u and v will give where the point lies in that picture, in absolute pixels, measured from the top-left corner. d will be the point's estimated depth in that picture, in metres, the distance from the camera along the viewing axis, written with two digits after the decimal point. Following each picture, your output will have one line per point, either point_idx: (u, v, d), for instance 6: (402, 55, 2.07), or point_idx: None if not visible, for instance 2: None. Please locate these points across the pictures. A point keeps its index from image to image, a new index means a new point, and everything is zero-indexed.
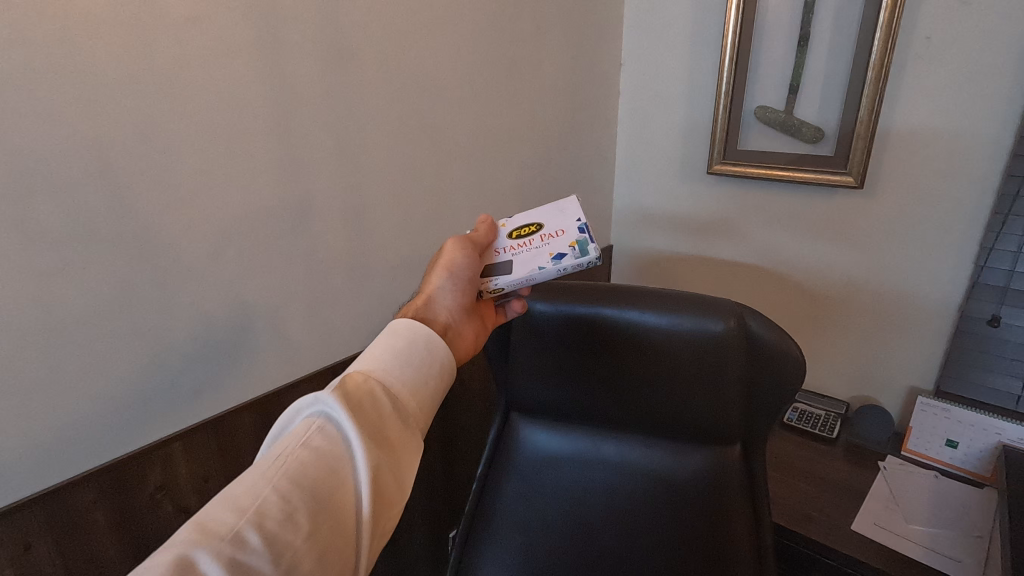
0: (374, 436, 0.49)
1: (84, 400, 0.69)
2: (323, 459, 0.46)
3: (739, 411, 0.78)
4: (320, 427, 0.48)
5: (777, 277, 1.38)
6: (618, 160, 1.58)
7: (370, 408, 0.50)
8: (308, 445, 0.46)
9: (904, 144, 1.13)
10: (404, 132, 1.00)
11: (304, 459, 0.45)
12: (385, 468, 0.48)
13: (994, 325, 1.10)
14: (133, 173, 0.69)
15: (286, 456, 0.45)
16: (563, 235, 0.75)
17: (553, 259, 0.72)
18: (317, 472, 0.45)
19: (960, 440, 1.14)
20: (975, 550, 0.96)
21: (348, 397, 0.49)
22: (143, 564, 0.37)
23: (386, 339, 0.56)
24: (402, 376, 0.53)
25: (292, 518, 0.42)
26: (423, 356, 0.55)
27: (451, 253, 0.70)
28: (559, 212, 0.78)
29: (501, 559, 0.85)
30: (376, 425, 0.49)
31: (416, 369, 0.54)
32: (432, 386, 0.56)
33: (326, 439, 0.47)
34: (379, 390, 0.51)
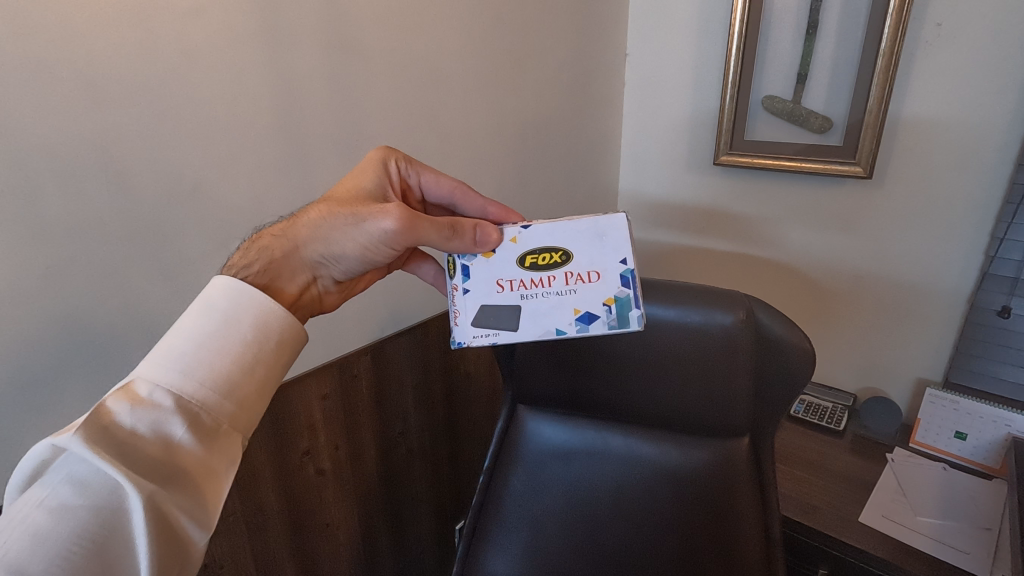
0: (149, 469, 0.46)
1: (93, 393, 0.70)
2: (79, 508, 0.43)
3: (748, 403, 0.78)
4: (71, 474, 0.44)
5: (784, 270, 1.37)
6: (623, 153, 1.57)
7: (141, 437, 0.46)
8: (48, 503, 0.42)
9: (914, 133, 1.12)
10: (409, 126, 1.00)
11: (53, 514, 0.42)
12: (168, 494, 0.46)
13: (1005, 316, 1.09)
14: (141, 168, 0.69)
15: (18, 520, 0.41)
16: (599, 282, 0.66)
17: (577, 319, 0.66)
18: (68, 525, 0.42)
19: (969, 432, 1.13)
20: (984, 543, 0.96)
21: (112, 429, 0.45)
22: None
23: (168, 343, 0.50)
24: (197, 382, 0.49)
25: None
26: (235, 353, 0.52)
27: (368, 224, 0.63)
28: (598, 238, 0.66)
29: (509, 554, 0.85)
30: (153, 454, 0.46)
31: (221, 370, 0.51)
32: (249, 383, 0.52)
33: (82, 487, 0.44)
34: (158, 410, 0.47)
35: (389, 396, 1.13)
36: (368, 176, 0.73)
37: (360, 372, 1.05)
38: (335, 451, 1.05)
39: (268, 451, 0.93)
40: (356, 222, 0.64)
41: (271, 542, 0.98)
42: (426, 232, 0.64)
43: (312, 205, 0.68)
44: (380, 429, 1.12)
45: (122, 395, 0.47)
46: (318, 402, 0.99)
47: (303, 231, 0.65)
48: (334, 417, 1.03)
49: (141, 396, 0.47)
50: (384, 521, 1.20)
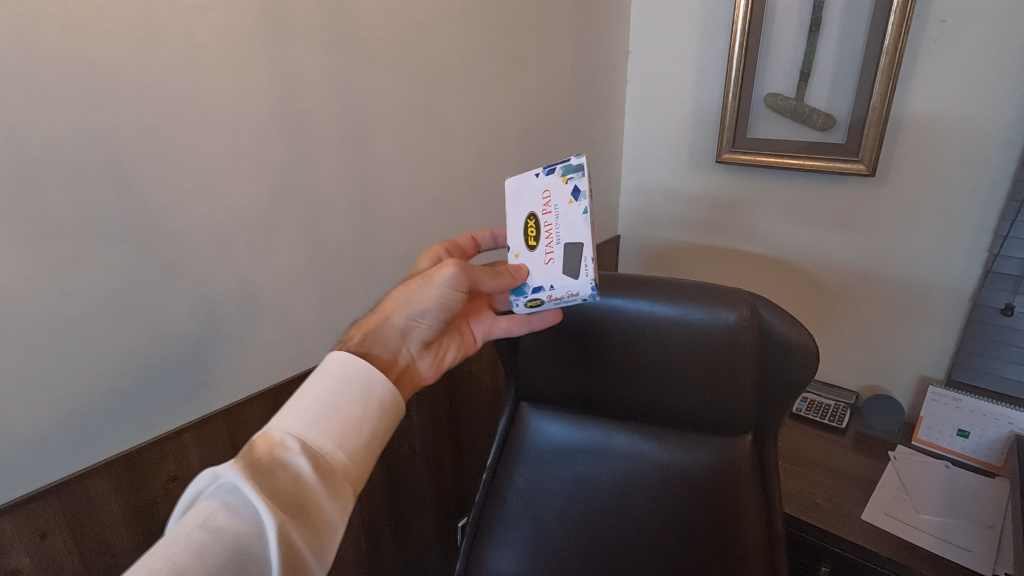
0: (286, 503, 0.47)
1: (96, 390, 0.70)
2: (226, 537, 0.44)
3: (751, 402, 0.78)
4: (223, 503, 0.46)
5: (787, 267, 1.37)
6: (625, 151, 1.57)
7: (281, 474, 0.48)
8: (207, 525, 0.45)
9: (917, 131, 1.11)
10: (410, 124, 1.00)
11: (203, 541, 0.44)
12: (300, 532, 0.47)
13: (1008, 315, 1.09)
14: (145, 165, 0.69)
15: (179, 538, 0.43)
16: (551, 190, 0.66)
17: (576, 199, 0.64)
18: (215, 555, 0.43)
19: (971, 430, 1.13)
20: (987, 540, 0.96)
21: (253, 465, 0.47)
22: None
23: (307, 390, 0.54)
24: (320, 429, 0.51)
25: None
26: (351, 405, 0.54)
27: (433, 280, 0.66)
28: (518, 193, 0.70)
29: (513, 551, 0.85)
30: (289, 491, 0.48)
31: (342, 420, 0.52)
32: (369, 433, 0.54)
33: (232, 515, 0.46)
34: (290, 453, 0.49)
35: None
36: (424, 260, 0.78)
37: None
38: None
39: None
40: (423, 283, 0.67)
41: None
42: (483, 274, 0.66)
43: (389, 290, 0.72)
44: None
45: (266, 436, 0.50)
46: None
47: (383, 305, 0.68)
48: None
49: (276, 441, 0.50)
50: (386, 519, 1.21)
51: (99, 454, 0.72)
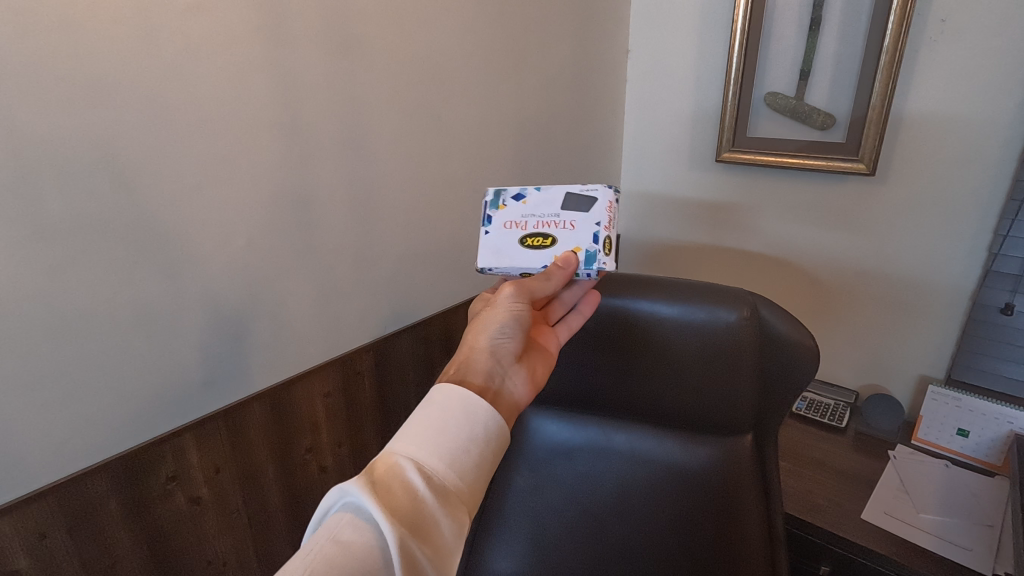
0: (405, 523, 0.43)
1: (94, 390, 0.70)
2: (352, 555, 0.42)
3: (752, 401, 0.77)
4: (349, 521, 0.44)
5: (787, 267, 1.37)
6: (625, 150, 1.57)
7: (402, 492, 0.45)
8: (336, 541, 0.43)
9: (917, 130, 1.11)
10: (410, 124, 1.00)
11: (331, 557, 0.42)
12: (421, 554, 0.43)
13: (1007, 314, 1.09)
14: (144, 164, 0.69)
15: (309, 556, 0.41)
16: (509, 213, 0.77)
17: (525, 195, 0.78)
18: (343, 573, 0.41)
19: (971, 429, 1.13)
20: (987, 540, 0.96)
21: (373, 482, 0.45)
22: None
23: (423, 407, 0.51)
24: (435, 448, 0.48)
25: None
26: (461, 423, 0.49)
27: (500, 299, 0.64)
28: (496, 250, 0.74)
29: (513, 550, 0.86)
30: (408, 510, 0.44)
31: (455, 440, 0.48)
32: (483, 452, 0.49)
33: (357, 532, 0.43)
34: (409, 470, 0.46)
35: (391, 393, 1.13)
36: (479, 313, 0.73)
37: (363, 369, 1.05)
38: (338, 448, 1.05)
39: (270, 449, 0.93)
40: (492, 308, 0.64)
41: (274, 539, 0.99)
42: (541, 281, 0.66)
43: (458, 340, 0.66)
44: (382, 426, 1.13)
45: (387, 454, 0.48)
46: (321, 399, 0.99)
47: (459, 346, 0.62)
48: (337, 414, 1.03)
49: (394, 458, 0.47)
50: None
51: (97, 455, 0.72)
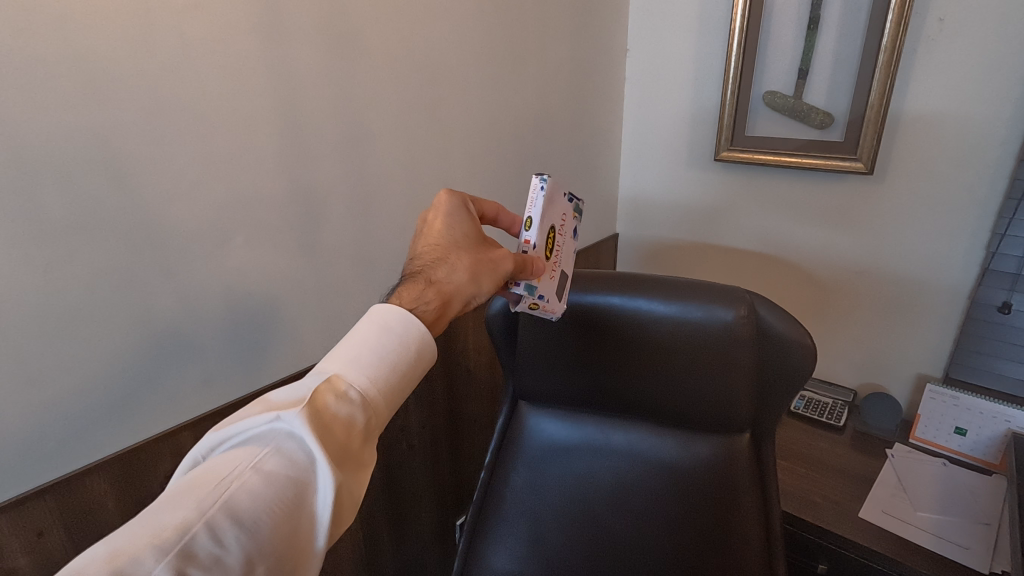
0: (338, 456, 0.48)
1: (93, 389, 0.70)
2: (276, 483, 0.45)
3: (749, 399, 0.77)
4: (277, 449, 0.47)
5: (785, 266, 1.38)
6: (623, 150, 1.57)
7: (338, 426, 0.48)
8: (260, 469, 0.45)
9: (915, 129, 1.11)
10: (408, 123, 1.00)
11: (256, 484, 0.45)
12: (345, 483, 0.48)
13: (1005, 312, 1.09)
14: (143, 163, 0.69)
15: (233, 480, 0.44)
16: (568, 219, 0.74)
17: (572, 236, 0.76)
18: (269, 499, 0.44)
19: (969, 428, 1.14)
20: (984, 538, 0.96)
21: (315, 414, 0.47)
22: None
23: (371, 341, 0.52)
24: (379, 385, 0.51)
25: (222, 542, 0.41)
26: (404, 366, 0.53)
27: (505, 264, 0.63)
28: (553, 200, 0.68)
29: (510, 547, 0.86)
30: (341, 444, 0.48)
31: (393, 379, 0.52)
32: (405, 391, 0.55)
33: (285, 460, 0.47)
34: (352, 406, 0.49)
35: None
36: (459, 221, 0.69)
37: None
38: None
39: None
40: (492, 269, 0.63)
41: None
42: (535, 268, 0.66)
43: (441, 261, 0.64)
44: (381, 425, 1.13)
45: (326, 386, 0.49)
46: None
47: (449, 281, 0.62)
48: None
49: (338, 389, 0.49)
50: (385, 519, 1.20)
51: (96, 453, 0.72)
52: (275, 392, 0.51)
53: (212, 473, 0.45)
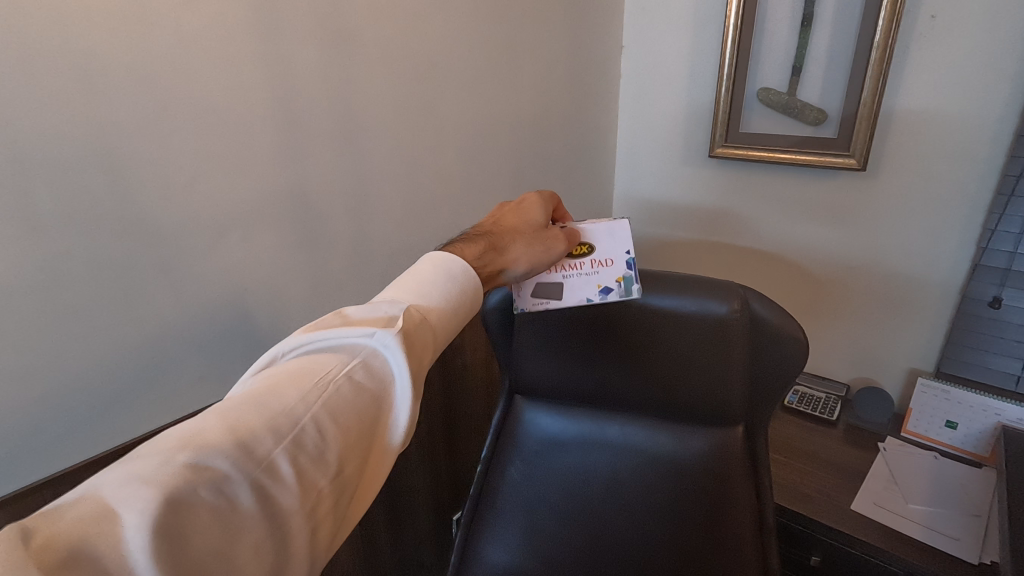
0: (416, 376, 0.50)
1: (89, 384, 0.70)
2: (364, 395, 0.46)
3: (742, 391, 0.78)
4: (365, 361, 0.48)
5: (779, 262, 1.39)
6: (618, 147, 1.57)
7: (419, 347, 0.51)
8: (352, 378, 0.46)
9: (907, 126, 1.12)
10: (404, 120, 1.00)
11: (348, 391, 0.45)
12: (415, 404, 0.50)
13: (995, 307, 1.11)
14: (137, 160, 0.69)
15: (329, 384, 0.45)
16: (613, 265, 0.70)
17: (601, 291, 0.70)
18: (358, 406, 0.45)
19: (959, 421, 1.15)
20: (973, 529, 0.98)
21: (405, 334, 0.50)
22: (182, 471, 0.35)
23: (444, 282, 0.57)
24: (443, 317, 0.55)
25: (323, 448, 0.42)
26: (460, 301, 0.58)
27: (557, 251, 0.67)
28: (609, 233, 0.71)
29: (507, 539, 0.86)
30: (419, 364, 0.51)
31: (454, 311, 0.57)
32: (460, 320, 0.59)
33: (370, 371, 0.48)
34: (428, 332, 0.52)
35: None
36: (530, 209, 0.72)
37: None
38: None
39: None
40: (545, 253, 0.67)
41: None
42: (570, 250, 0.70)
43: (507, 235, 0.68)
44: None
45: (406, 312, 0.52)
46: None
47: (503, 258, 0.66)
48: None
49: (417, 316, 0.52)
50: (383, 514, 1.21)
51: (92, 449, 0.73)
52: (351, 307, 0.52)
53: (308, 371, 0.45)
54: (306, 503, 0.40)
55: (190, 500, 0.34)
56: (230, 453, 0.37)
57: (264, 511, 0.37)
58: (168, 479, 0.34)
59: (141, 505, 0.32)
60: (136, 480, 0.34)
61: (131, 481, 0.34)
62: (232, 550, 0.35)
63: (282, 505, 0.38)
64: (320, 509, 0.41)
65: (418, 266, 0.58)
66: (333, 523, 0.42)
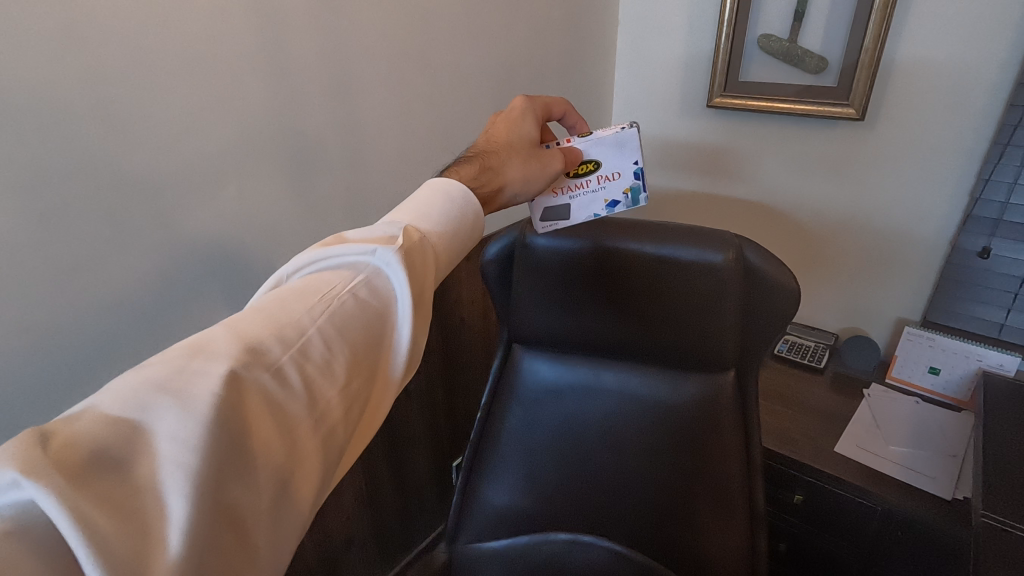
0: (419, 296, 0.48)
1: (95, 338, 0.72)
2: (368, 310, 0.45)
3: (735, 339, 0.80)
4: (367, 278, 0.46)
5: (773, 213, 1.39)
6: (616, 96, 1.54)
7: (421, 265, 0.49)
8: (355, 294, 0.45)
9: (909, 75, 1.11)
10: (398, 69, 0.98)
11: (351, 306, 0.44)
12: (421, 326, 0.48)
13: (984, 257, 1.13)
14: (128, 111, 0.68)
15: (334, 298, 0.44)
16: (619, 178, 0.73)
17: (608, 207, 0.74)
18: (361, 322, 0.44)
19: (943, 367, 1.19)
20: (949, 468, 1.03)
21: (407, 250, 0.48)
22: (192, 373, 0.35)
23: (444, 202, 0.56)
24: (444, 238, 0.53)
25: (331, 360, 0.41)
26: (461, 225, 0.56)
27: (553, 165, 0.69)
28: (616, 145, 0.72)
29: (506, 480, 0.91)
30: (421, 284, 0.49)
31: (454, 234, 0.55)
32: (462, 249, 0.57)
33: (374, 288, 0.46)
34: (429, 251, 0.51)
35: None
36: (522, 123, 0.72)
37: None
38: None
39: None
40: (544, 168, 0.69)
41: None
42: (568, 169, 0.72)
43: (500, 153, 0.67)
44: None
45: (406, 230, 0.50)
46: None
47: (501, 176, 0.66)
48: None
49: (416, 233, 0.51)
50: (385, 461, 1.25)
51: None
52: (351, 230, 0.51)
53: (313, 286, 0.44)
54: (318, 414, 0.39)
55: (214, 403, 0.33)
56: (242, 360, 0.37)
57: (274, 415, 0.37)
58: (185, 386, 0.34)
59: (161, 415, 0.32)
60: (153, 388, 0.33)
61: (146, 389, 0.33)
62: (247, 459, 0.34)
63: (290, 412, 0.37)
64: (331, 419, 0.40)
65: (418, 191, 0.57)
66: (344, 437, 0.42)
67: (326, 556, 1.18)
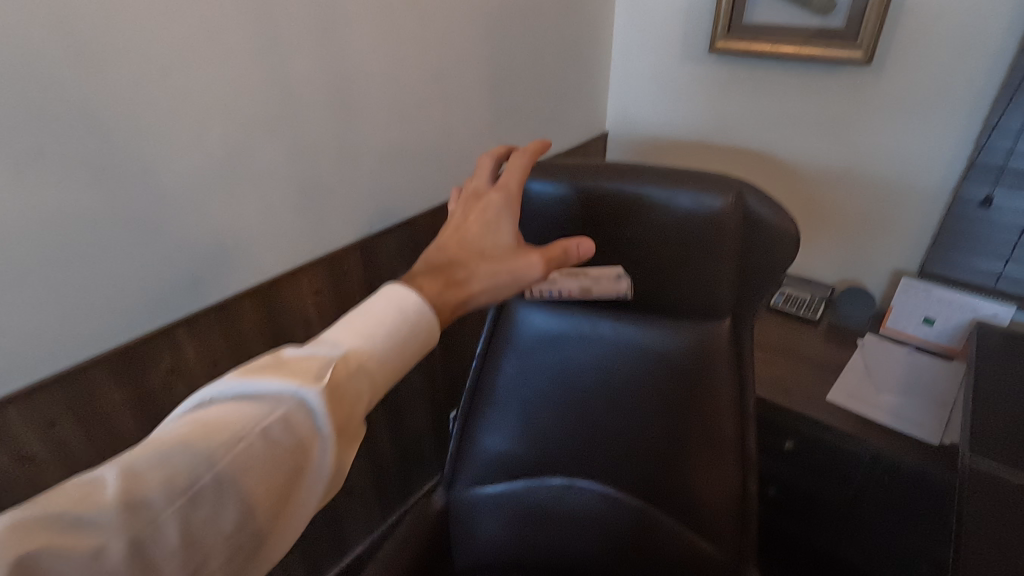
0: (341, 429, 0.45)
1: (84, 285, 0.72)
2: (280, 463, 0.42)
3: (732, 286, 0.79)
4: (285, 416, 0.43)
5: (774, 164, 1.36)
6: (615, 41, 1.48)
7: (348, 410, 0.45)
8: (265, 437, 0.42)
9: (920, 16, 1.07)
10: (385, 8, 0.93)
11: (261, 460, 0.41)
12: (343, 443, 0.45)
13: (986, 207, 1.11)
14: (101, 49, 0.66)
15: (238, 442, 0.41)
16: None
17: None
18: (271, 474, 0.42)
19: (937, 318, 1.20)
20: (938, 414, 1.05)
21: (334, 396, 0.44)
22: (79, 525, 0.36)
23: (387, 326, 0.49)
24: (386, 363, 0.48)
25: (240, 531, 0.40)
26: (408, 333, 0.50)
27: (531, 271, 0.61)
28: None
29: (501, 428, 0.92)
30: (347, 423, 0.45)
31: (400, 342, 0.49)
32: (413, 342, 0.50)
33: (295, 431, 0.43)
34: (365, 387, 0.46)
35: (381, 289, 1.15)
36: (497, 232, 0.65)
37: (350, 269, 1.07)
38: None
39: (266, 343, 0.98)
40: (519, 275, 0.61)
41: None
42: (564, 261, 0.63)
43: (469, 265, 0.61)
44: None
45: (335, 364, 0.45)
46: (312, 297, 1.02)
47: (469, 288, 0.60)
48: (328, 313, 1.06)
49: (345, 368, 0.45)
50: (383, 411, 1.27)
51: (95, 349, 0.76)
52: (289, 347, 0.47)
53: (225, 422, 0.41)
54: (206, 561, 0.39)
55: (95, 564, 0.35)
56: (122, 522, 0.36)
57: (171, 565, 0.37)
58: (81, 539, 0.35)
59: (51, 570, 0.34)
60: (50, 517, 0.35)
61: (35, 516, 0.35)
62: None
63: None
64: (228, 547, 0.40)
65: (369, 297, 0.51)
66: (250, 554, 0.41)
67: (327, 500, 1.22)
